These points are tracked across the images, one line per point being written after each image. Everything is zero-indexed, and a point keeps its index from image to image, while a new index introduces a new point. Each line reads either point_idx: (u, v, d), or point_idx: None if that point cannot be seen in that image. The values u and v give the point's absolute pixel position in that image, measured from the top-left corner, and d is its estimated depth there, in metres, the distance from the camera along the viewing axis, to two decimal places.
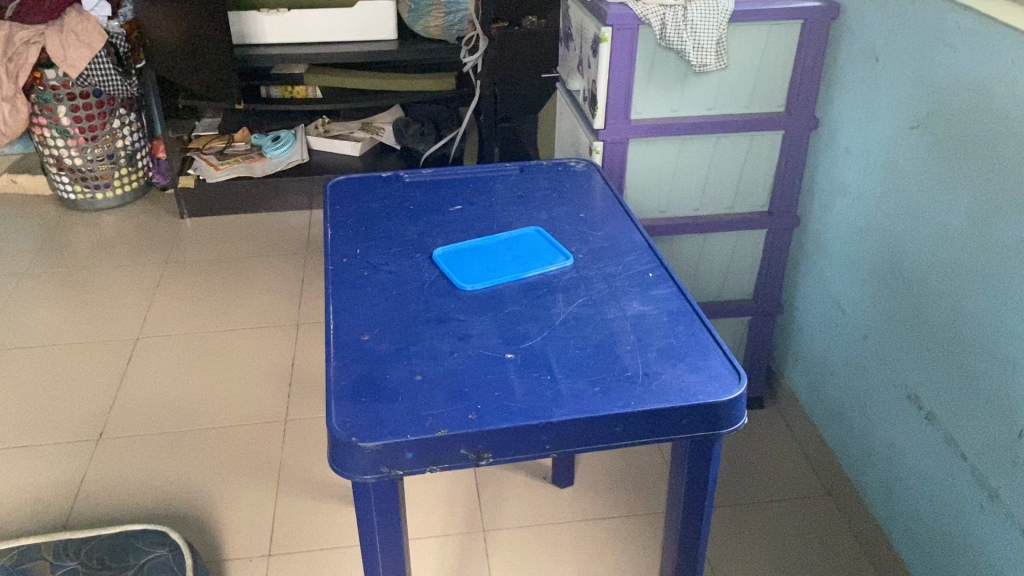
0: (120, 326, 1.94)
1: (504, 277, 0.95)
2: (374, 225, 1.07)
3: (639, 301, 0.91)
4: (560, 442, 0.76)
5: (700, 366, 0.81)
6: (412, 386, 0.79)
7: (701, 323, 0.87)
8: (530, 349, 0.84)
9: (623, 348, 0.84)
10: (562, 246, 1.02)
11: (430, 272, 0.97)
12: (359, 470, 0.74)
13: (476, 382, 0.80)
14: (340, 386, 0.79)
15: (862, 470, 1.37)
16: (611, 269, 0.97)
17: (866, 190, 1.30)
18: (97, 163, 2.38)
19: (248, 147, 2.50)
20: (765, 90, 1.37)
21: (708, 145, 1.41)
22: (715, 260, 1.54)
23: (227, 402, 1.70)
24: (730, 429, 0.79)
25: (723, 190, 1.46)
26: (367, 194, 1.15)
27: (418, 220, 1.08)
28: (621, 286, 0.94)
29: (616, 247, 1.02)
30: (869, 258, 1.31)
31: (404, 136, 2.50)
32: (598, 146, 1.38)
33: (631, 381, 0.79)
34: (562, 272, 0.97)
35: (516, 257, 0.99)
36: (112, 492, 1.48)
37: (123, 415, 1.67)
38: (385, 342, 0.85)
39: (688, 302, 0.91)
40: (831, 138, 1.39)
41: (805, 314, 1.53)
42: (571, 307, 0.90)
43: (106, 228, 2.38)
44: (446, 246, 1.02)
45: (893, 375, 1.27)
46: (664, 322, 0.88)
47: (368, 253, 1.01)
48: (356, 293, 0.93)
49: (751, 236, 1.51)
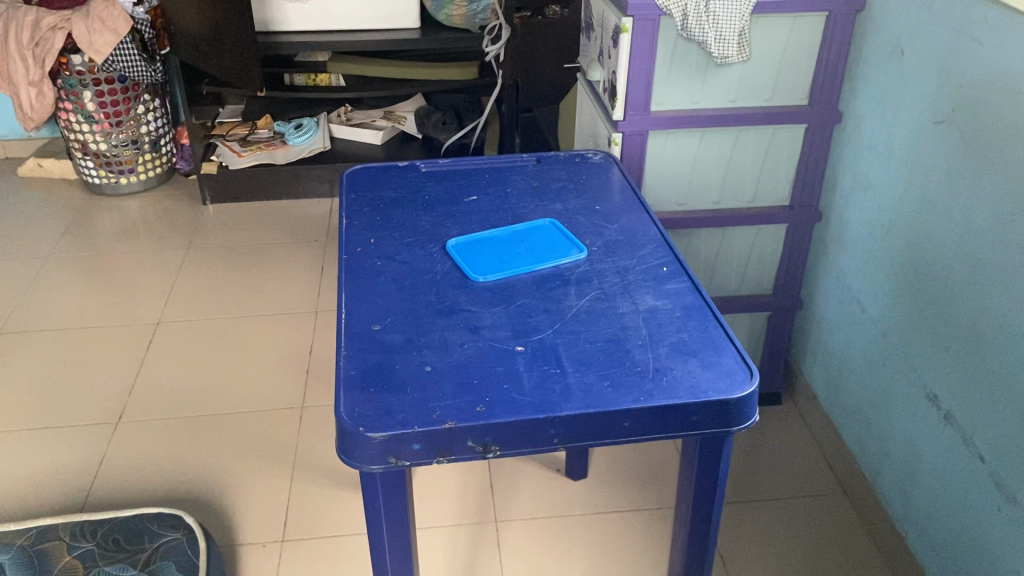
0: (141, 310, 1.96)
1: (516, 270, 0.95)
2: (389, 215, 1.07)
3: (652, 296, 0.90)
4: (568, 437, 0.76)
5: (712, 363, 0.80)
6: (421, 377, 0.79)
7: (714, 319, 0.87)
8: (540, 341, 0.84)
9: (633, 343, 0.83)
10: (577, 239, 1.01)
11: (443, 263, 0.97)
12: (366, 460, 0.74)
13: (485, 374, 0.79)
14: (349, 376, 0.79)
15: (878, 471, 1.36)
16: (625, 263, 0.96)
17: (889, 186, 1.28)
18: (122, 149, 2.40)
19: (271, 135, 2.53)
20: (788, 83, 1.35)
21: (729, 138, 1.39)
22: (734, 254, 1.52)
23: (244, 387, 1.71)
24: (740, 427, 0.78)
25: (744, 184, 1.45)
26: (383, 183, 1.15)
27: (433, 211, 1.08)
28: (635, 280, 0.93)
29: (630, 241, 1.01)
30: (890, 255, 1.29)
31: (425, 126, 2.50)
32: (617, 137, 1.37)
33: (642, 376, 0.79)
34: (575, 265, 0.96)
35: (529, 249, 0.99)
36: (130, 474, 1.50)
37: (143, 398, 1.69)
38: (395, 332, 0.85)
39: (702, 297, 0.90)
40: (854, 133, 1.37)
41: (825, 310, 1.51)
42: (583, 301, 0.90)
43: (130, 213, 2.40)
44: (460, 237, 1.01)
45: (911, 374, 1.25)
46: (677, 317, 0.87)
47: (381, 243, 1.00)
48: (369, 282, 0.93)
49: (772, 230, 1.49)
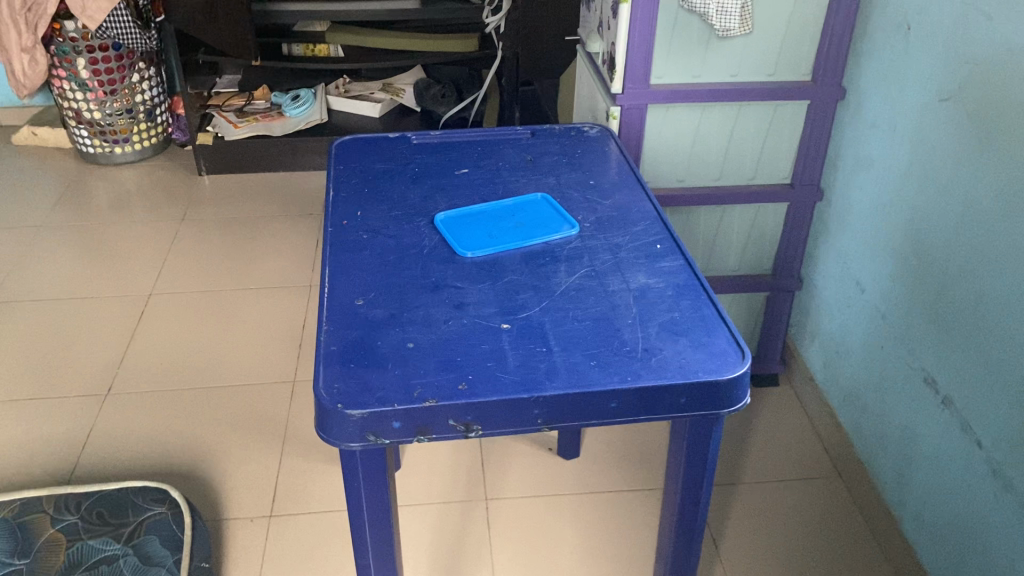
0: (134, 281, 1.94)
1: (504, 246, 0.92)
2: (377, 187, 1.04)
3: (644, 274, 0.88)
4: (552, 417, 0.73)
5: (704, 343, 0.78)
6: (403, 354, 0.77)
7: (708, 299, 0.84)
8: (526, 319, 0.81)
9: (622, 321, 0.81)
10: (569, 215, 0.98)
11: (430, 238, 0.94)
12: (344, 438, 0.72)
13: (469, 351, 0.77)
14: (329, 351, 0.77)
15: (873, 455, 1.34)
16: (617, 239, 0.94)
17: (892, 165, 1.25)
18: (116, 117, 2.37)
19: (268, 106, 2.48)
20: (791, 58, 1.32)
21: (730, 114, 1.36)
22: (733, 234, 1.49)
23: (236, 361, 1.69)
24: (730, 410, 0.76)
25: (745, 161, 1.42)
26: (373, 154, 1.12)
27: (422, 184, 1.05)
28: (626, 257, 0.91)
29: (624, 218, 0.98)
30: (892, 236, 1.26)
31: (423, 99, 2.45)
32: (615, 111, 1.33)
33: (630, 356, 0.76)
34: (566, 241, 0.94)
35: (519, 224, 0.96)
36: (117, 446, 1.48)
37: (133, 370, 1.67)
38: (379, 308, 0.83)
39: (695, 275, 0.87)
40: (858, 110, 1.33)
41: (823, 292, 1.48)
42: (573, 278, 0.87)
43: (124, 183, 2.37)
44: (449, 211, 0.99)
45: (910, 357, 1.23)
46: (669, 296, 0.84)
47: (368, 216, 0.98)
48: (353, 256, 0.91)
49: (773, 209, 1.46)
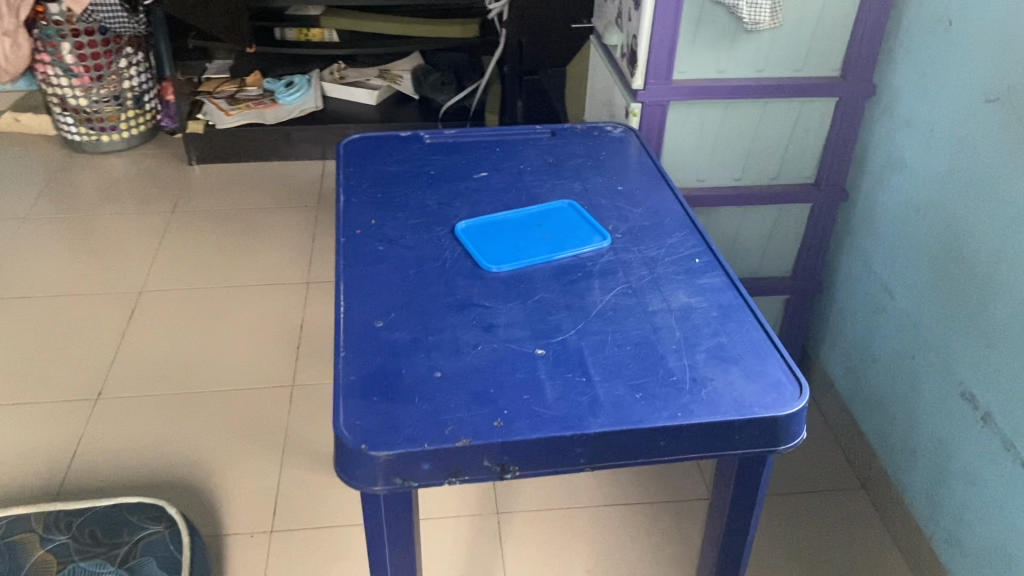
0: (123, 278, 1.86)
1: (532, 259, 0.86)
2: (391, 192, 0.97)
3: (684, 292, 0.82)
4: (595, 456, 0.68)
5: (756, 372, 0.72)
6: (430, 385, 0.70)
7: (755, 321, 0.78)
8: (562, 344, 0.75)
9: (665, 347, 0.75)
10: (599, 224, 0.92)
11: (452, 249, 0.88)
12: (369, 481, 0.65)
13: (502, 382, 0.71)
14: (350, 382, 0.71)
15: (902, 469, 1.29)
16: (652, 252, 0.88)
17: (928, 168, 1.19)
18: (103, 104, 2.28)
19: (260, 93, 2.39)
20: (821, 52, 1.25)
21: (756, 111, 1.30)
22: (755, 235, 1.43)
23: (232, 363, 1.62)
24: (786, 446, 0.70)
25: (769, 159, 1.35)
26: (384, 155, 1.05)
27: (439, 188, 0.98)
28: (663, 273, 0.84)
29: (657, 227, 0.92)
30: (926, 242, 1.20)
31: (421, 85, 2.38)
32: (636, 107, 1.27)
33: (678, 389, 0.70)
34: (598, 254, 0.87)
35: (546, 236, 0.90)
36: (109, 456, 1.41)
37: (124, 372, 1.59)
38: (401, 331, 0.76)
39: (739, 294, 0.81)
40: (891, 108, 1.27)
41: (847, 296, 1.43)
42: (609, 297, 0.81)
43: (111, 172, 2.28)
44: (470, 220, 0.92)
45: (944, 369, 1.17)
46: (713, 318, 0.78)
47: (383, 225, 0.91)
48: (369, 271, 0.84)
49: (795, 210, 1.40)
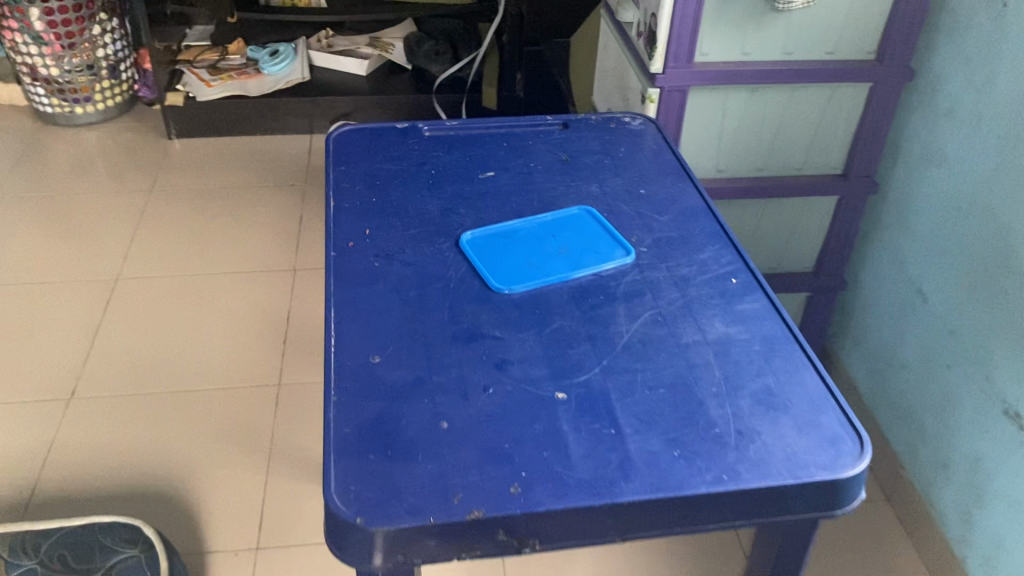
0: (99, 263, 1.75)
1: (547, 279, 0.76)
2: (387, 196, 0.87)
3: (722, 320, 0.72)
4: (627, 526, 0.58)
5: (810, 423, 0.63)
6: (435, 439, 0.61)
7: (803, 356, 0.69)
8: (586, 386, 0.65)
9: (704, 391, 0.65)
10: (621, 236, 0.82)
11: (457, 266, 0.78)
12: (365, 559, 0.56)
13: (518, 435, 0.61)
14: (342, 437, 0.61)
15: (930, 483, 1.21)
16: (682, 271, 0.78)
17: (973, 163, 1.09)
18: (76, 74, 2.14)
19: (244, 62, 2.26)
20: (857, 34, 1.13)
21: (782, 97, 1.19)
22: (775, 229, 1.34)
23: (214, 360, 1.52)
24: (845, 510, 0.61)
25: (794, 149, 1.25)
26: (379, 150, 0.94)
27: (441, 191, 0.88)
28: (696, 297, 0.75)
29: (687, 239, 0.82)
30: (968, 244, 1.11)
31: (415, 56, 2.22)
32: (654, 93, 1.16)
33: (722, 444, 0.61)
34: (622, 272, 0.78)
35: (563, 250, 0.80)
36: (81, 463, 1.32)
37: (100, 369, 1.50)
38: (400, 369, 0.66)
39: (784, 323, 0.72)
40: (931, 96, 1.17)
41: (873, 294, 1.33)
42: (637, 327, 0.71)
43: (86, 146, 2.16)
44: (477, 230, 0.82)
45: (985, 382, 1.08)
46: (757, 353, 0.69)
47: (378, 236, 0.81)
48: (363, 294, 0.74)
49: (821, 203, 1.30)
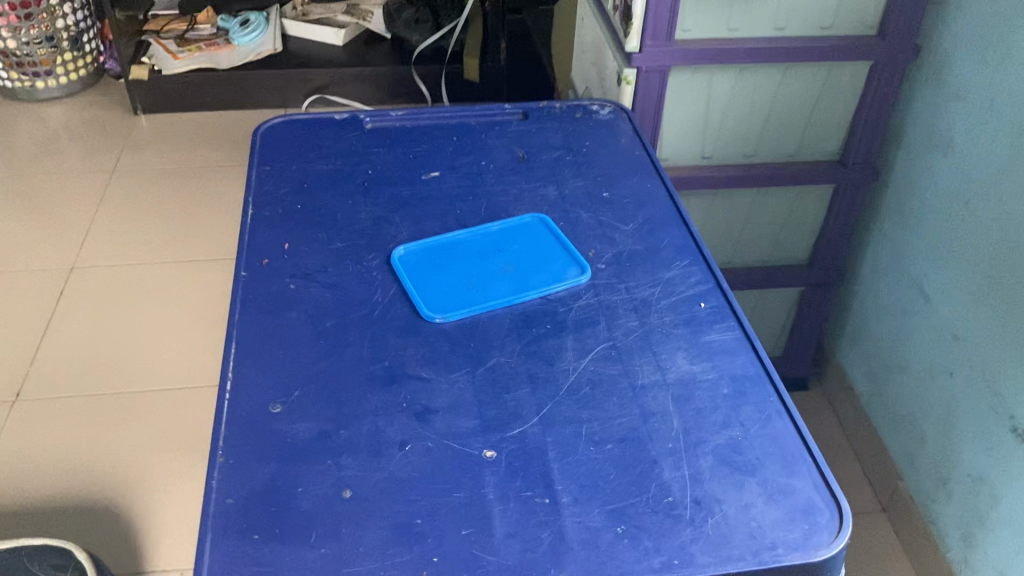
0: (54, 250, 1.66)
1: (486, 304, 0.66)
2: (314, 201, 0.77)
3: (686, 356, 0.62)
4: None
5: (780, 490, 0.53)
6: (335, 511, 0.52)
7: (778, 402, 0.59)
8: (520, 441, 0.56)
9: (657, 447, 0.55)
10: (576, 250, 0.71)
11: (384, 289, 0.68)
12: None
13: (434, 506, 0.52)
14: (225, 510, 0.52)
15: (930, 498, 1.11)
16: (643, 293, 0.68)
17: (983, 153, 0.98)
18: (35, 46, 2.03)
19: (213, 32, 2.14)
20: (856, 7, 1.01)
21: (772, 77, 1.08)
22: (766, 220, 1.23)
23: (168, 357, 1.43)
24: None
25: (786, 134, 1.14)
26: (311, 147, 0.83)
27: (376, 196, 0.78)
28: (657, 326, 0.65)
29: (653, 253, 0.72)
30: (976, 242, 1.00)
31: (395, 23, 2.11)
32: (629, 74, 1.04)
33: (675, 518, 0.51)
34: (573, 295, 0.68)
35: (507, 268, 0.70)
36: (23, 473, 1.24)
37: (48, 368, 1.41)
38: (304, 420, 0.57)
39: (758, 359, 0.62)
40: (938, 75, 1.05)
41: (872, 290, 1.23)
42: (586, 363, 0.61)
43: (48, 122, 2.05)
44: (412, 244, 0.72)
45: (990, 395, 0.99)
46: (724, 397, 0.59)
47: (298, 251, 0.71)
48: (273, 324, 0.64)
49: (816, 192, 1.19)
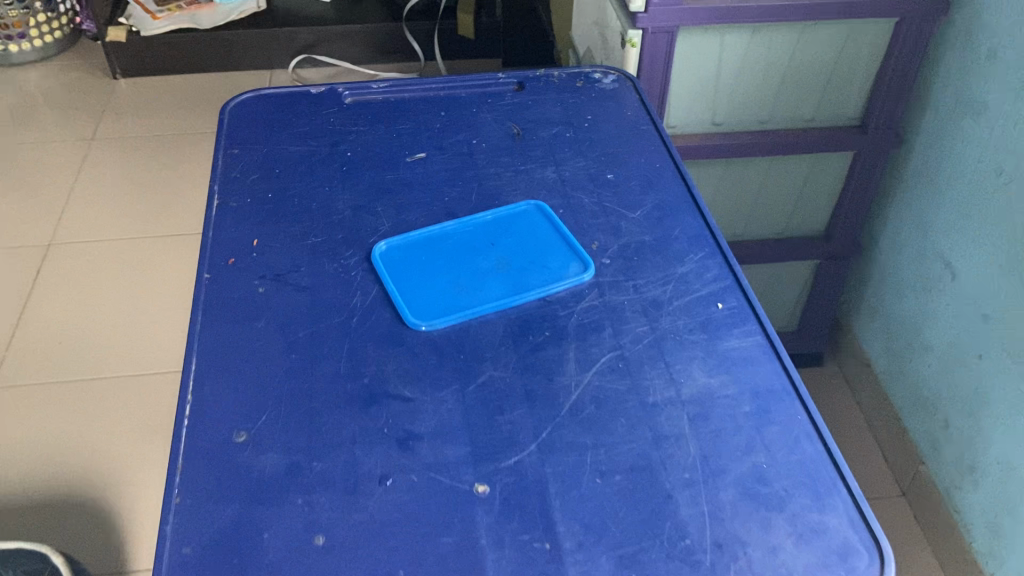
0: (31, 225, 1.58)
1: (477, 308, 0.59)
2: (288, 189, 0.69)
3: (702, 367, 0.55)
4: None
5: (813, 529, 0.47)
6: (306, 561, 0.45)
7: (807, 422, 0.52)
8: (516, 473, 0.49)
9: (672, 478, 0.49)
10: (578, 243, 0.64)
11: (364, 291, 0.61)
12: None
13: (419, 555, 0.45)
14: (181, 562, 0.45)
15: (955, 485, 1.06)
16: (654, 292, 0.61)
17: (1019, 119, 0.90)
18: (7, 8, 1.92)
19: None
20: None
21: (789, 38, 0.99)
22: (781, 189, 1.15)
23: (155, 340, 1.36)
24: None
25: (802, 97, 1.06)
26: (285, 126, 0.76)
27: (356, 182, 0.70)
28: (669, 332, 0.58)
29: (664, 245, 0.64)
30: (1009, 216, 0.93)
31: None
32: (635, 36, 0.96)
33: (693, 564, 0.45)
34: (576, 296, 0.60)
35: (501, 265, 0.63)
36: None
37: (26, 353, 1.34)
38: (272, 451, 0.50)
39: (783, 370, 0.55)
40: (969, 32, 0.96)
41: (892, 262, 1.16)
42: (590, 377, 0.55)
43: (23, 87, 1.95)
44: (396, 238, 0.65)
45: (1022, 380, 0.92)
46: (745, 416, 0.52)
47: (268, 248, 0.64)
48: (239, 335, 0.57)
49: (834, 159, 1.11)
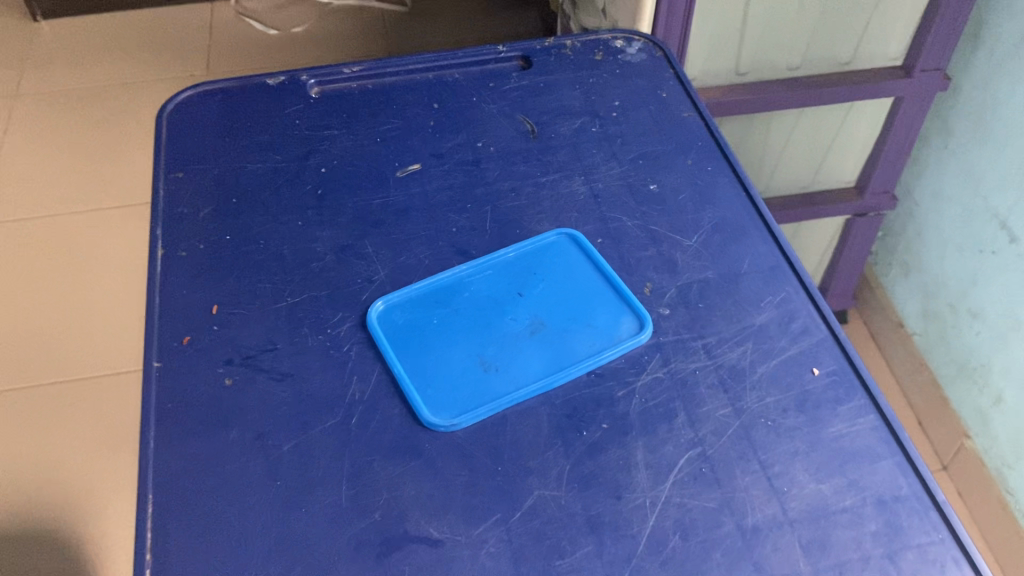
0: None
1: (511, 394, 0.46)
2: (252, 227, 0.54)
3: (808, 468, 0.43)
4: None
5: None
6: None
7: (952, 545, 0.41)
8: None
9: None
10: (627, 289, 0.51)
11: (361, 376, 0.47)
12: None
13: None
14: None
15: (1007, 464, 0.96)
16: (731, 356, 0.48)
17: None
18: None
19: None
20: None
21: None
22: (810, 139, 1.01)
23: (100, 333, 1.17)
24: None
25: (840, 38, 0.91)
26: (239, 135, 0.60)
27: (337, 212, 0.55)
28: (758, 415, 0.45)
29: (734, 285, 0.51)
30: None
31: None
32: None
33: None
34: (634, 367, 0.47)
35: (533, 326, 0.49)
36: None
37: None
38: None
39: (910, 466, 0.43)
40: None
41: (934, 216, 1.03)
42: (667, 492, 0.42)
43: None
44: (394, 294, 0.51)
45: None
46: (874, 541, 0.41)
47: (234, 320, 0.49)
48: (207, 454, 0.44)
49: (873, 105, 0.97)
